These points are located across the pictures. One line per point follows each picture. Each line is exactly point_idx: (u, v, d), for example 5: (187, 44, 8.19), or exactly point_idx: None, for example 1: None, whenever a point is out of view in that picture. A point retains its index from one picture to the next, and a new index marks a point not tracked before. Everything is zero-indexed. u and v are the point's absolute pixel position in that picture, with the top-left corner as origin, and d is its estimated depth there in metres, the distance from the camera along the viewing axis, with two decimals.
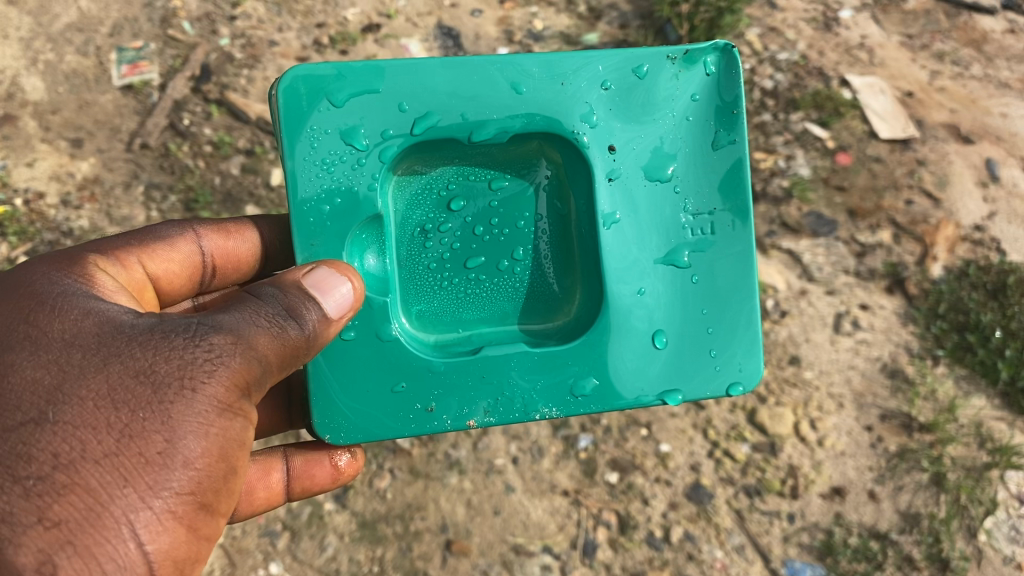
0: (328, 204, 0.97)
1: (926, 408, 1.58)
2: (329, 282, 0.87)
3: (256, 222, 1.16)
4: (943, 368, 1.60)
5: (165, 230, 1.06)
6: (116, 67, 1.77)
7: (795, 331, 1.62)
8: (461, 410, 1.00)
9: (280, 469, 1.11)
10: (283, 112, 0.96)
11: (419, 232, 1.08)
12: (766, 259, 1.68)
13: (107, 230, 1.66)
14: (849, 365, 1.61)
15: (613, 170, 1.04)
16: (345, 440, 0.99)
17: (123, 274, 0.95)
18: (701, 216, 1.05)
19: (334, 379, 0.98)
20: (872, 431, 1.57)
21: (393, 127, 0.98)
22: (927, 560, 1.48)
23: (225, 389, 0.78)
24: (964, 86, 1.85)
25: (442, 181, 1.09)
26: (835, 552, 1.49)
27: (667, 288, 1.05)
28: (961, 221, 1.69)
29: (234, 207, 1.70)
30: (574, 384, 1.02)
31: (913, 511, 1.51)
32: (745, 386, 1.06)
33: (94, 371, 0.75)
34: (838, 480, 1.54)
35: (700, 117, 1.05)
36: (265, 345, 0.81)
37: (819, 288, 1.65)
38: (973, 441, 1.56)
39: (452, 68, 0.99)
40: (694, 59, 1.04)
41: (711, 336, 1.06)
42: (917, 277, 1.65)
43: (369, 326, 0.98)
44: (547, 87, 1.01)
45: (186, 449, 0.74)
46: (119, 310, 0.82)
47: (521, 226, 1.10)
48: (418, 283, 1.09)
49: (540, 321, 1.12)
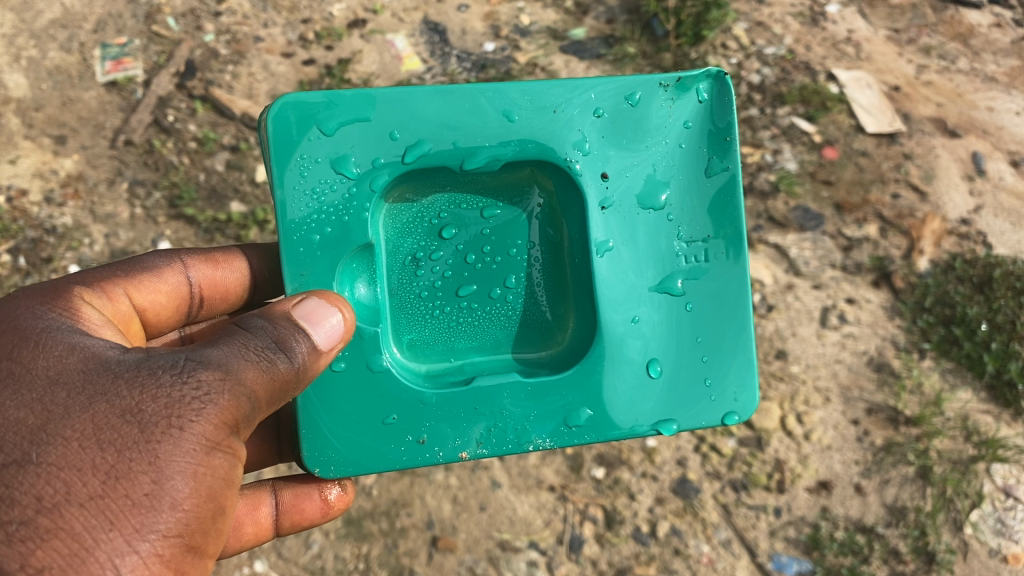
0: (318, 233, 0.96)
1: (912, 402, 1.57)
2: (320, 313, 0.87)
3: (244, 252, 1.16)
4: (929, 362, 1.60)
5: (153, 260, 1.05)
6: (100, 63, 1.76)
7: (781, 326, 1.62)
8: (453, 441, 0.99)
9: (268, 503, 1.09)
10: (272, 140, 0.95)
11: (410, 260, 1.07)
12: (752, 253, 1.68)
13: (91, 227, 1.65)
14: (836, 360, 1.61)
15: (607, 198, 1.03)
16: (335, 472, 0.98)
17: (108, 307, 0.93)
18: (695, 244, 1.05)
19: (323, 410, 0.97)
20: (858, 425, 1.57)
21: (383, 155, 0.97)
22: (913, 554, 1.48)
23: (212, 427, 0.76)
24: (951, 80, 1.85)
25: (434, 209, 1.08)
26: (821, 546, 1.49)
27: (661, 318, 1.04)
28: (948, 214, 1.69)
29: (219, 203, 1.69)
30: (568, 415, 1.01)
31: (899, 505, 1.51)
32: (741, 416, 1.06)
33: (79, 411, 0.73)
34: (824, 474, 1.53)
35: (693, 144, 1.05)
36: (254, 380, 0.79)
37: (805, 282, 1.65)
38: (959, 434, 1.56)
39: (443, 96, 0.99)
40: (686, 85, 1.04)
41: (705, 364, 1.05)
42: (903, 271, 1.65)
43: (359, 357, 0.98)
44: (539, 115, 1.01)
45: (174, 490, 0.72)
46: (105, 346, 0.80)
47: (513, 253, 1.10)
48: (409, 311, 1.08)
49: (534, 350, 1.12)
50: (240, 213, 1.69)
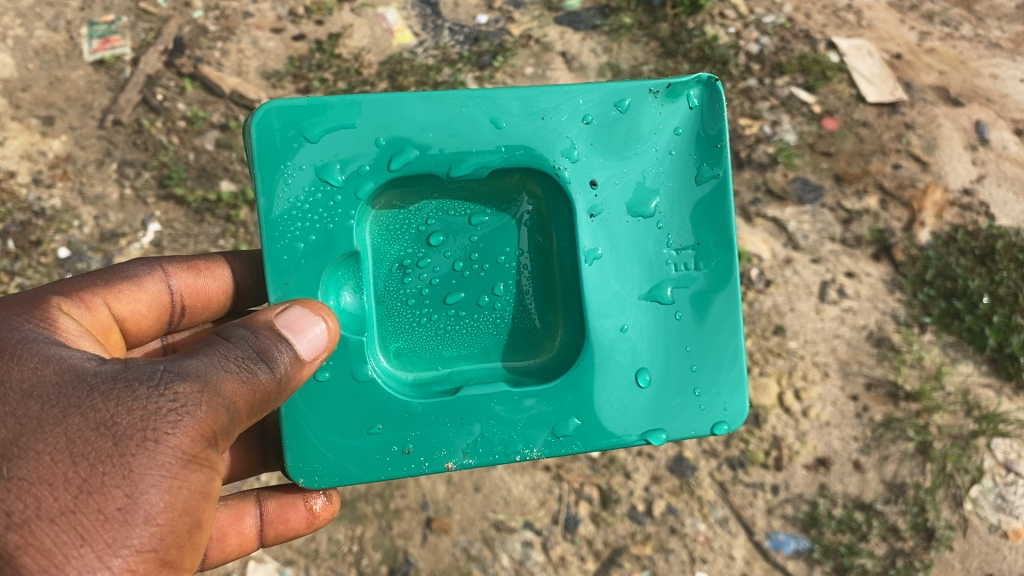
0: (303, 241, 0.94)
1: (912, 376, 1.55)
2: (303, 323, 0.84)
3: (228, 259, 1.14)
4: (930, 336, 1.58)
5: (133, 268, 1.03)
6: (87, 41, 1.73)
7: (779, 301, 1.59)
8: (439, 451, 0.97)
9: (252, 513, 1.09)
10: (256, 146, 0.92)
11: (397, 267, 1.05)
12: (751, 227, 1.65)
13: (80, 209, 1.62)
14: (835, 335, 1.58)
15: (595, 206, 1.01)
16: (320, 483, 0.96)
17: (86, 316, 0.91)
18: (684, 251, 1.03)
19: (309, 420, 0.95)
20: (857, 401, 1.55)
21: (368, 162, 0.95)
22: (912, 530, 1.46)
23: (189, 440, 0.74)
24: (954, 47, 1.81)
25: (421, 216, 1.06)
26: (818, 524, 1.48)
27: (649, 326, 1.02)
28: (950, 185, 1.67)
29: (209, 182, 1.66)
30: (555, 424, 1.00)
31: (899, 481, 1.50)
32: (729, 425, 1.04)
33: (53, 425, 0.71)
34: (822, 451, 1.52)
35: (683, 150, 1.02)
36: (233, 391, 0.77)
37: (804, 256, 1.62)
38: (959, 409, 1.54)
39: (430, 102, 0.96)
40: (677, 92, 1.01)
41: (694, 374, 1.03)
42: (904, 243, 1.62)
43: (345, 367, 0.96)
44: (527, 122, 0.98)
45: (147, 503, 0.71)
46: (83, 356, 0.78)
47: (501, 261, 1.07)
48: (396, 320, 1.05)
49: (522, 357, 1.10)
50: (230, 192, 1.66)
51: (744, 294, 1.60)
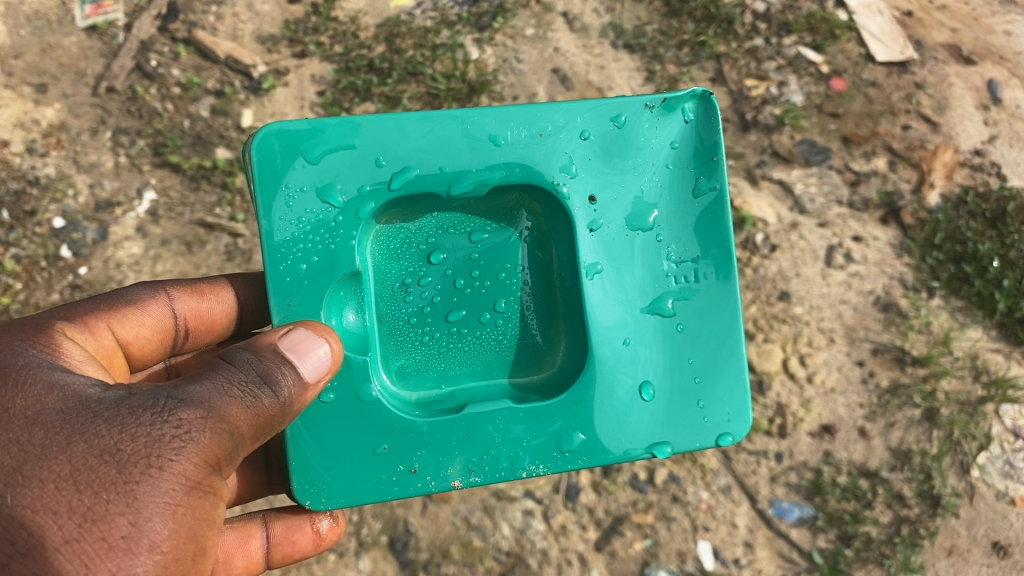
0: (305, 262, 0.93)
1: (920, 342, 1.53)
2: (306, 344, 0.83)
3: (232, 281, 1.12)
4: (938, 301, 1.55)
5: (137, 292, 1.01)
6: (79, 7, 1.69)
7: (785, 266, 1.56)
8: (444, 470, 0.95)
9: (259, 536, 1.08)
10: (257, 169, 0.92)
11: (398, 286, 1.04)
12: (756, 190, 1.62)
13: (75, 178, 1.59)
14: (841, 300, 1.55)
15: (594, 221, 1.00)
16: (326, 504, 0.94)
17: (90, 341, 0.90)
18: (684, 264, 1.01)
19: (312, 443, 0.93)
20: (863, 366, 1.53)
21: (369, 182, 0.94)
22: (918, 497, 1.45)
23: (193, 466, 0.74)
24: (966, 3, 1.76)
25: (422, 234, 1.05)
26: (823, 491, 1.46)
27: (651, 340, 1.00)
28: (961, 146, 1.63)
29: (204, 149, 1.62)
30: (560, 440, 0.97)
31: (905, 448, 1.48)
32: (735, 436, 1.01)
33: (57, 452, 0.71)
34: (827, 418, 1.50)
35: (680, 164, 1.01)
36: (237, 416, 0.77)
37: (810, 220, 1.59)
38: (967, 374, 1.51)
39: (429, 122, 0.96)
40: (672, 106, 1.01)
41: (698, 386, 1.01)
42: (913, 206, 1.59)
43: (348, 388, 0.94)
44: (526, 139, 0.98)
45: (152, 532, 0.70)
46: (86, 382, 0.78)
47: (502, 277, 1.06)
48: (399, 338, 1.04)
49: (526, 374, 1.07)
50: (227, 160, 1.61)
51: (749, 259, 1.57)
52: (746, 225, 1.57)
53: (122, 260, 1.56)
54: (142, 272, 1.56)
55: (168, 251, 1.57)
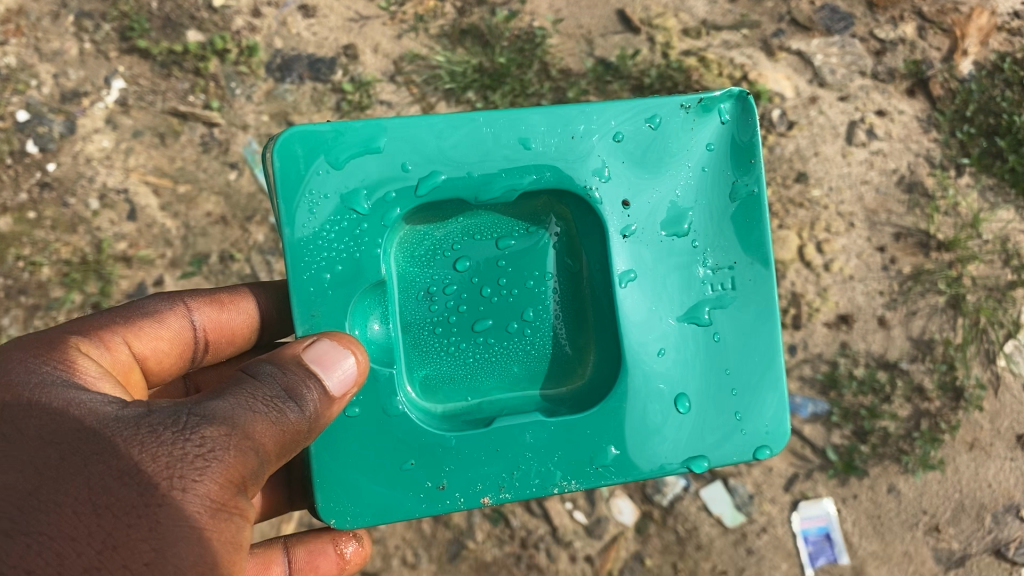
0: (329, 271, 0.88)
1: (946, 225, 1.43)
2: (332, 356, 0.79)
3: (253, 291, 1.05)
4: (967, 180, 1.44)
5: (154, 303, 0.95)
6: None
7: (803, 145, 1.45)
8: (474, 486, 0.90)
9: (280, 562, 1.02)
10: (279, 174, 0.87)
11: (422, 293, 0.98)
12: (773, 62, 1.49)
13: (37, 67, 1.45)
14: (862, 181, 1.44)
15: (627, 226, 0.94)
16: (353, 523, 0.89)
17: (106, 358, 0.84)
18: (721, 271, 0.96)
19: (337, 462, 0.89)
20: (884, 253, 1.43)
21: (395, 189, 0.89)
22: (939, 390, 1.39)
23: (218, 487, 0.70)
24: None
25: (448, 241, 0.99)
26: (838, 385, 1.40)
27: (687, 350, 0.95)
28: (998, 7, 1.49)
29: (175, 33, 1.46)
30: (592, 454, 0.92)
31: (927, 337, 1.41)
32: (773, 450, 0.97)
33: (73, 474, 0.68)
34: (845, 308, 1.42)
35: (716, 167, 0.96)
36: (262, 432, 0.73)
37: (830, 94, 1.47)
38: (997, 259, 1.42)
39: (457, 124, 0.90)
40: (709, 107, 0.95)
41: (735, 397, 0.96)
42: (942, 75, 1.46)
43: (375, 402, 0.89)
44: (557, 142, 0.92)
45: (177, 558, 0.67)
46: (103, 400, 0.73)
47: (530, 286, 1.00)
48: (422, 348, 0.98)
49: (554, 385, 1.02)
50: (198, 43, 1.46)
51: (764, 138, 1.46)
52: (762, 100, 1.45)
53: (92, 155, 1.44)
54: (114, 167, 1.44)
55: (141, 144, 1.45)
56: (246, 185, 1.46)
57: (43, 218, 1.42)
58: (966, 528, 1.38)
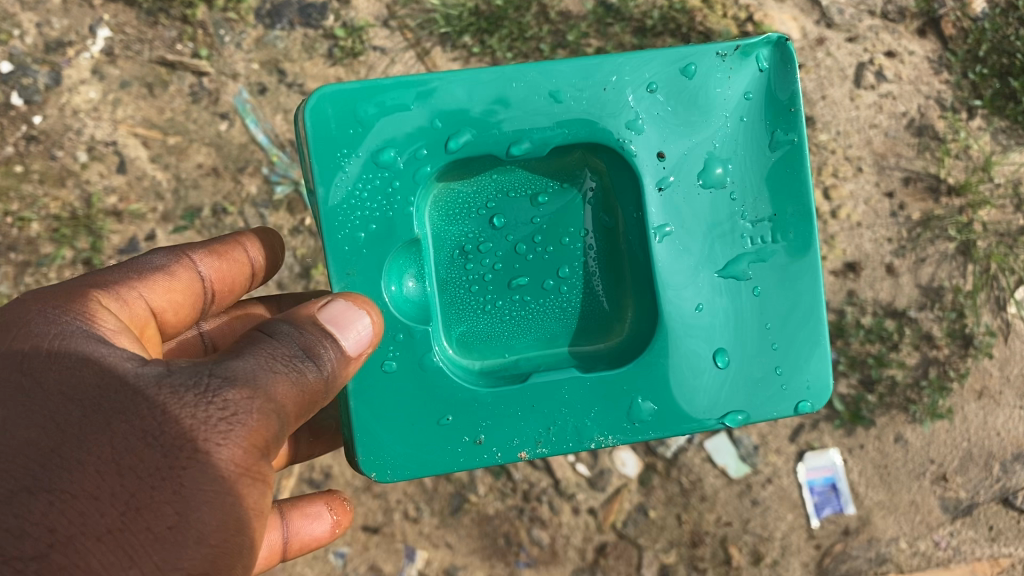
0: (363, 230, 0.87)
1: (957, 168, 1.40)
2: (348, 317, 0.77)
3: (250, 240, 1.01)
4: (978, 122, 1.41)
5: (160, 255, 0.90)
6: None
7: (810, 88, 1.41)
8: (512, 442, 0.90)
9: (278, 527, 0.99)
10: (311, 135, 0.85)
11: (457, 252, 0.96)
12: (779, 3, 1.43)
13: (19, 16, 1.40)
14: (871, 124, 1.41)
15: (664, 178, 0.91)
16: (393, 476, 0.89)
17: (124, 312, 0.82)
18: (761, 224, 0.93)
19: (374, 417, 0.88)
20: (893, 199, 1.40)
21: (427, 145, 0.87)
22: (948, 338, 1.37)
23: (241, 452, 0.69)
24: None
25: (482, 196, 0.97)
26: (845, 334, 1.38)
27: (727, 305, 0.93)
28: None
29: None
30: (627, 410, 0.91)
31: (936, 285, 1.38)
32: (813, 404, 0.95)
33: (96, 434, 0.67)
34: (852, 256, 1.39)
35: (754, 117, 0.92)
36: (285, 394, 0.71)
37: (838, 35, 1.42)
38: (1009, 203, 1.39)
39: (489, 76, 0.88)
40: (746, 53, 0.91)
41: (775, 351, 0.94)
42: (955, 14, 1.41)
43: (411, 357, 0.88)
44: (590, 95, 0.89)
45: (199, 522, 0.67)
46: (124, 353, 0.72)
47: (566, 242, 0.98)
48: (457, 306, 0.96)
49: (590, 341, 1.00)
50: None
51: None
52: None
53: (79, 107, 1.40)
54: (102, 118, 1.41)
55: (129, 95, 1.41)
56: (237, 136, 1.42)
57: (31, 172, 1.39)
58: (973, 477, 1.38)
